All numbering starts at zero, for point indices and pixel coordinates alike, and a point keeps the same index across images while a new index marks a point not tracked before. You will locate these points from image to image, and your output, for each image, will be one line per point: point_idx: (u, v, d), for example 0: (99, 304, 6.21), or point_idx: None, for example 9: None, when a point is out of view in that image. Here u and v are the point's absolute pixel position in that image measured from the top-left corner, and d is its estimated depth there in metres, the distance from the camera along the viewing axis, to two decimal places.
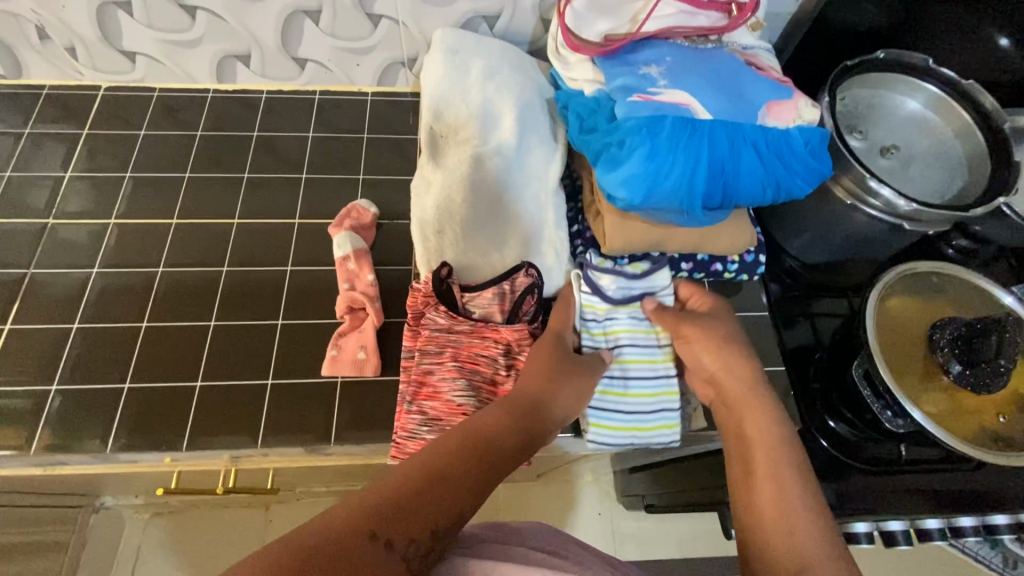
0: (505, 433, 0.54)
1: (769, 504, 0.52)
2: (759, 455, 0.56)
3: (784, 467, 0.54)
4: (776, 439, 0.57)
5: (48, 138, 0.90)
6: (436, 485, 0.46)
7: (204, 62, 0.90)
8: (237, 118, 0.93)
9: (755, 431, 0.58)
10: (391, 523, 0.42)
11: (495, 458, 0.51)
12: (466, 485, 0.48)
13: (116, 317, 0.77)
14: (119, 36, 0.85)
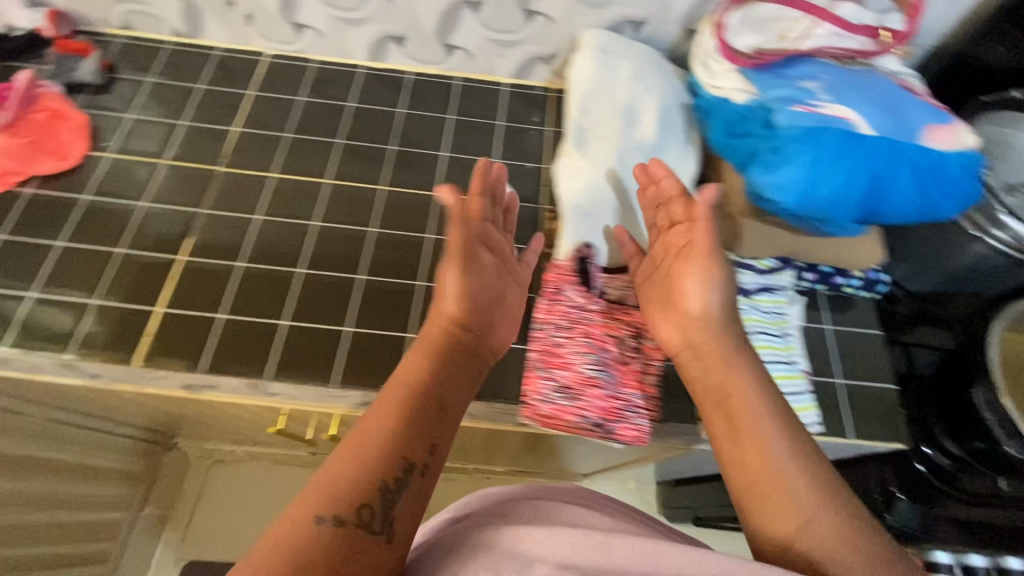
0: (440, 376, 0.54)
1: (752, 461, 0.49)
2: (743, 436, 0.50)
3: (771, 446, 0.49)
4: (757, 413, 0.51)
5: (215, 95, 0.97)
6: (380, 450, 0.46)
7: (363, 39, 0.97)
8: (385, 95, 1.00)
9: (735, 411, 0.52)
10: (340, 504, 0.43)
11: (428, 397, 0.52)
12: (406, 435, 0.48)
13: (276, 261, 0.83)
14: (296, 8, 0.92)
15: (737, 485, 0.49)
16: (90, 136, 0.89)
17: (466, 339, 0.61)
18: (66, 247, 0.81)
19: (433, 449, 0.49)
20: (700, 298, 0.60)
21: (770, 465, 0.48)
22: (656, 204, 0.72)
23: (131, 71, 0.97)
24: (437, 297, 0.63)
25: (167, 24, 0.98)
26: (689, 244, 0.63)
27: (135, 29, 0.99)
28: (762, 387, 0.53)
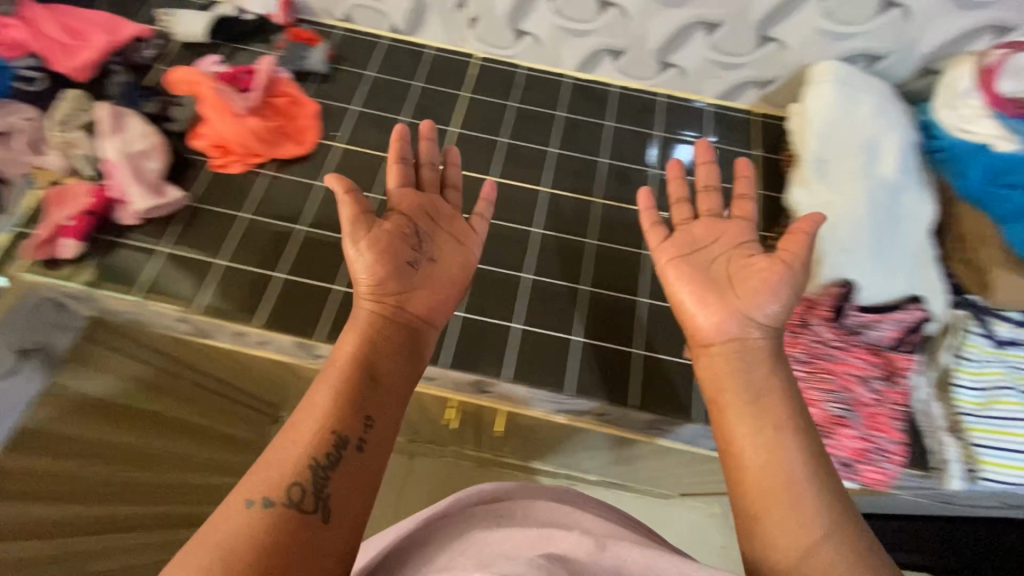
0: (372, 351, 0.59)
1: (762, 476, 0.52)
2: (753, 460, 0.53)
3: (789, 460, 0.52)
4: (782, 441, 0.54)
5: (430, 93, 0.99)
6: (311, 430, 0.51)
7: (578, 50, 0.98)
8: (590, 106, 1.01)
9: (757, 423, 0.55)
10: (272, 488, 0.48)
11: (359, 370, 0.56)
12: (335, 412, 0.53)
13: (504, 264, 0.86)
14: (523, 16, 0.94)
15: (746, 488, 0.52)
16: (322, 125, 0.92)
17: (392, 310, 0.63)
18: (305, 233, 0.84)
19: (367, 421, 0.54)
20: (765, 301, 0.61)
21: (786, 480, 0.51)
22: (710, 185, 0.70)
23: (352, 64, 1.00)
24: (352, 270, 0.64)
25: (387, 20, 1.01)
26: (782, 253, 0.62)
27: (355, 23, 1.02)
28: (797, 402, 0.57)
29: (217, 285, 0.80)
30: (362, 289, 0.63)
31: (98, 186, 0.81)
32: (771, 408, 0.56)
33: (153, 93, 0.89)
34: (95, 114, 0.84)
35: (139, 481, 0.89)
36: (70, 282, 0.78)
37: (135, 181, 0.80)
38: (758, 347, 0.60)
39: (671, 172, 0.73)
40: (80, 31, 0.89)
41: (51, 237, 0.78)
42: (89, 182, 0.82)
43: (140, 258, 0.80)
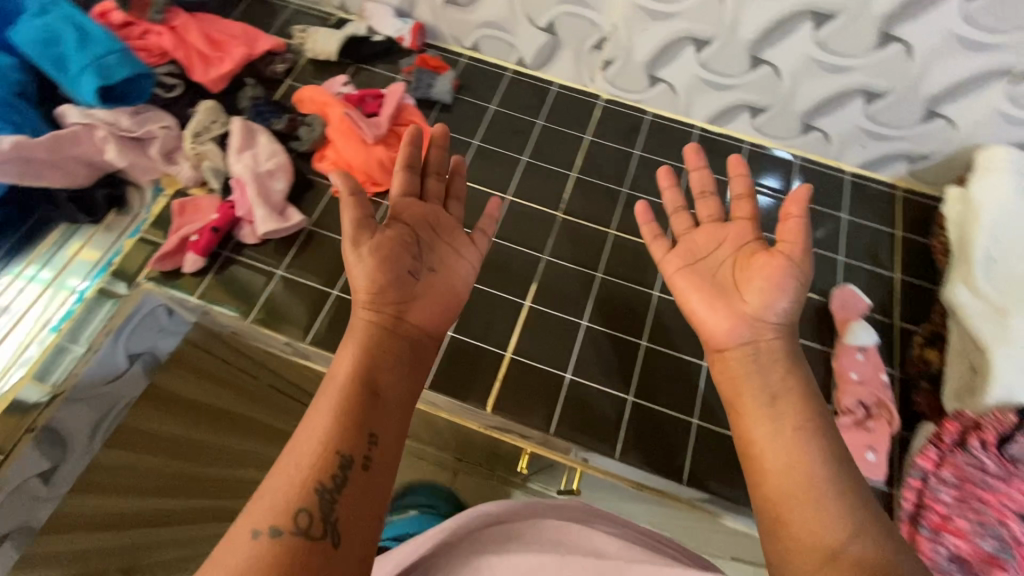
0: (370, 367, 0.57)
1: (777, 465, 0.55)
2: (772, 462, 0.55)
3: (807, 460, 0.54)
4: (808, 448, 0.54)
5: (553, 134, 0.96)
6: (313, 452, 0.51)
7: (715, 102, 0.92)
8: (720, 161, 0.94)
9: (779, 431, 0.56)
10: (278, 515, 0.47)
11: (359, 386, 0.55)
12: (337, 434, 0.52)
13: (619, 328, 0.81)
14: (663, 64, 0.89)
15: (766, 488, 0.54)
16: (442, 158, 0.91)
17: (393, 318, 0.61)
18: None
19: (371, 438, 0.53)
20: (770, 299, 0.61)
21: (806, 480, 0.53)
22: (706, 190, 0.70)
23: (475, 95, 0.97)
24: (351, 278, 0.61)
25: (516, 53, 0.97)
26: (780, 244, 0.61)
27: (481, 52, 1.00)
28: (814, 403, 0.58)
29: (329, 318, 0.77)
30: (361, 300, 0.61)
31: (225, 202, 0.81)
32: (794, 411, 0.57)
33: (281, 109, 0.89)
34: (228, 128, 0.85)
35: (187, 472, 0.83)
36: (190, 295, 0.78)
37: (261, 201, 0.80)
38: (774, 346, 0.61)
39: (664, 179, 0.73)
40: (220, 43, 0.89)
41: (177, 249, 0.79)
42: (215, 197, 0.83)
43: (257, 279, 0.79)
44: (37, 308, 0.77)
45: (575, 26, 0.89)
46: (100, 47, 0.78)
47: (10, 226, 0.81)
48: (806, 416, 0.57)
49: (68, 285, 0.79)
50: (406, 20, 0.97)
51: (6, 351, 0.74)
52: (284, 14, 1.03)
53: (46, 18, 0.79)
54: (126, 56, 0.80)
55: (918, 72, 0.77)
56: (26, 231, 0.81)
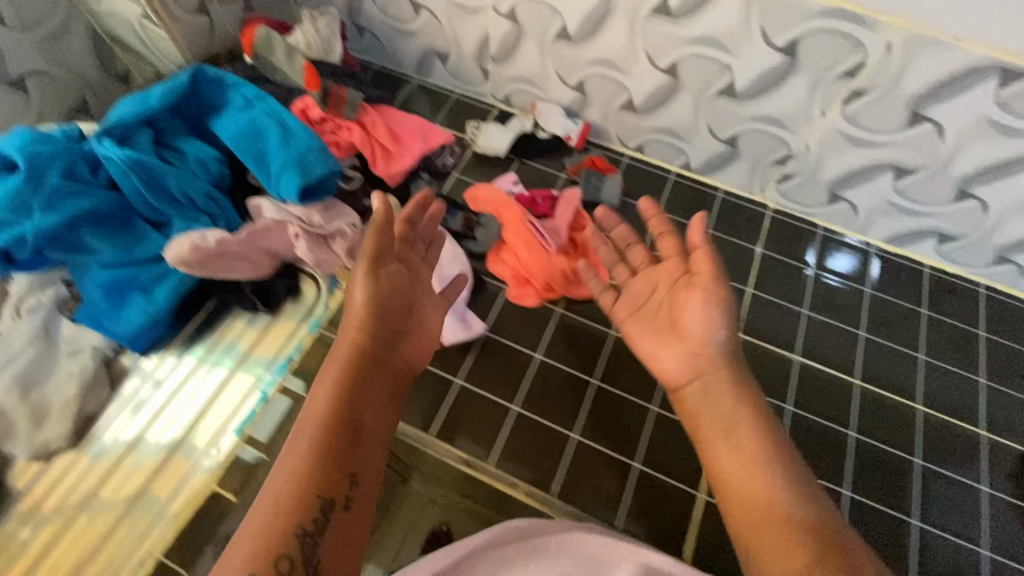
0: (350, 404, 0.58)
1: (743, 491, 0.54)
2: (741, 495, 0.54)
3: (770, 486, 0.53)
4: (767, 475, 0.54)
5: (725, 244, 0.93)
6: (292, 494, 0.50)
7: (897, 225, 0.89)
8: (903, 286, 0.90)
9: (750, 464, 0.55)
10: (257, 559, 0.47)
11: (342, 423, 0.56)
12: (315, 473, 0.52)
13: (820, 471, 0.75)
14: (851, 185, 0.86)
15: (744, 518, 0.53)
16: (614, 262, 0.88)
17: (378, 351, 0.62)
18: (600, 389, 0.79)
19: (351, 475, 0.54)
20: (708, 329, 0.60)
21: (787, 515, 0.51)
22: (630, 241, 0.71)
23: (642, 198, 0.96)
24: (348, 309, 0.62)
25: (686, 159, 0.96)
26: (695, 274, 0.61)
27: (645, 153, 0.99)
28: (766, 425, 0.58)
29: (511, 434, 0.75)
30: (349, 335, 0.61)
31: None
32: (747, 440, 0.57)
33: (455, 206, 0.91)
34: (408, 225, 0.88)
35: None
36: None
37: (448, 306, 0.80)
38: (725, 374, 0.61)
39: (594, 240, 0.74)
40: (401, 138, 0.90)
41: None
42: None
43: (436, 389, 0.78)
44: (222, 398, 0.77)
45: (761, 142, 0.87)
46: (303, 144, 0.80)
47: (187, 312, 0.81)
48: (769, 443, 0.56)
49: (251, 373, 0.78)
50: (575, 120, 0.97)
51: (206, 426, 0.75)
52: (447, 104, 1.05)
53: (251, 112, 0.80)
54: (324, 155, 0.82)
55: None
56: (205, 317, 0.82)
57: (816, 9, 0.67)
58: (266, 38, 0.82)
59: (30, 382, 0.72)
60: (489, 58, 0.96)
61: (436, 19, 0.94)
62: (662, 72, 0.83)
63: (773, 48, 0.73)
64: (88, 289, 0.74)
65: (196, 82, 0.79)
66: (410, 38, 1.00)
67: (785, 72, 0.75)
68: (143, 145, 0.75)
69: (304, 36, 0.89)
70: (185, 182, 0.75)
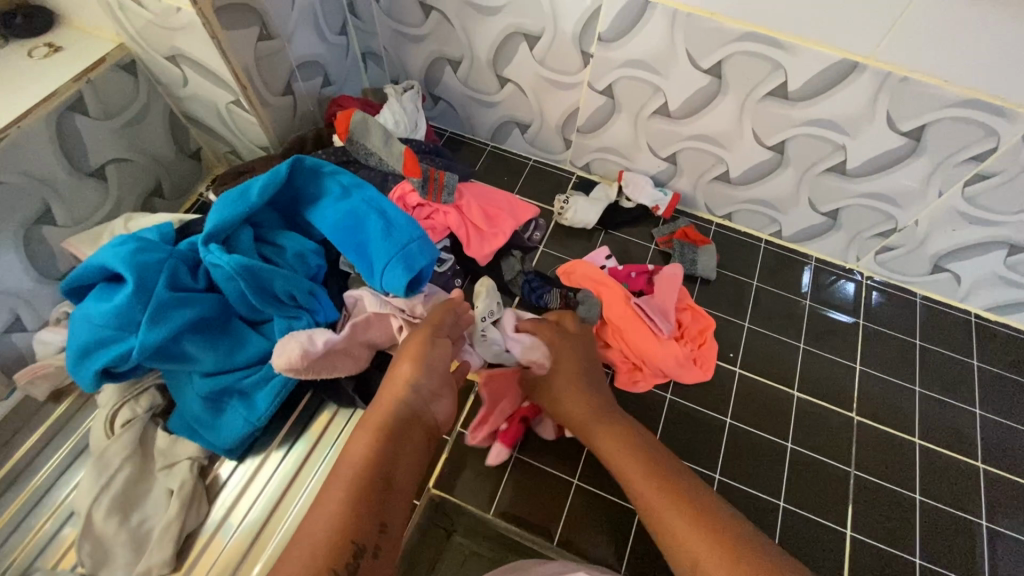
0: (392, 452, 0.56)
1: (660, 504, 0.57)
2: (634, 476, 0.61)
3: (638, 470, 0.61)
4: (647, 444, 0.65)
5: (826, 319, 0.92)
6: (325, 537, 0.48)
7: (1003, 296, 0.88)
8: (1010, 357, 0.89)
9: (627, 464, 0.63)
10: None
11: (378, 474, 0.54)
12: (351, 522, 0.49)
13: (956, 568, 0.74)
14: (957, 259, 0.85)
15: (648, 496, 0.58)
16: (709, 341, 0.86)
17: (420, 402, 0.62)
18: (724, 486, 0.77)
19: (379, 528, 0.51)
20: (576, 388, 0.72)
21: (648, 459, 0.62)
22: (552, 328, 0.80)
23: (736, 271, 0.95)
24: (396, 363, 0.64)
25: (779, 229, 0.95)
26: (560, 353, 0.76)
27: (733, 221, 0.97)
28: (611, 407, 0.71)
29: (635, 537, 0.75)
30: (388, 394, 0.60)
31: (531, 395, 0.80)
32: (625, 442, 0.65)
33: (548, 284, 0.87)
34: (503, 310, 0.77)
35: None
36: (484, 513, 0.76)
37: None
38: (589, 411, 0.70)
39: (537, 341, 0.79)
40: (494, 217, 0.86)
41: (486, 427, 0.78)
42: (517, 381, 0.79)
43: (552, 491, 0.78)
44: None
45: (866, 216, 0.85)
46: (405, 235, 0.75)
47: (282, 410, 0.76)
48: (636, 441, 0.65)
49: None
50: (664, 190, 0.96)
51: None
52: (525, 171, 1.03)
53: (350, 202, 0.75)
54: (426, 244, 0.76)
55: None
56: (301, 413, 0.77)
57: (951, 99, 0.66)
58: (362, 122, 0.79)
59: (128, 506, 0.67)
60: (575, 129, 0.94)
61: (521, 92, 0.92)
62: (768, 150, 0.82)
63: (896, 132, 0.72)
64: (187, 399, 0.70)
65: (293, 172, 0.74)
66: (491, 108, 0.97)
67: (905, 154, 0.74)
68: (245, 245, 0.70)
69: (392, 114, 0.86)
70: (288, 283, 0.71)
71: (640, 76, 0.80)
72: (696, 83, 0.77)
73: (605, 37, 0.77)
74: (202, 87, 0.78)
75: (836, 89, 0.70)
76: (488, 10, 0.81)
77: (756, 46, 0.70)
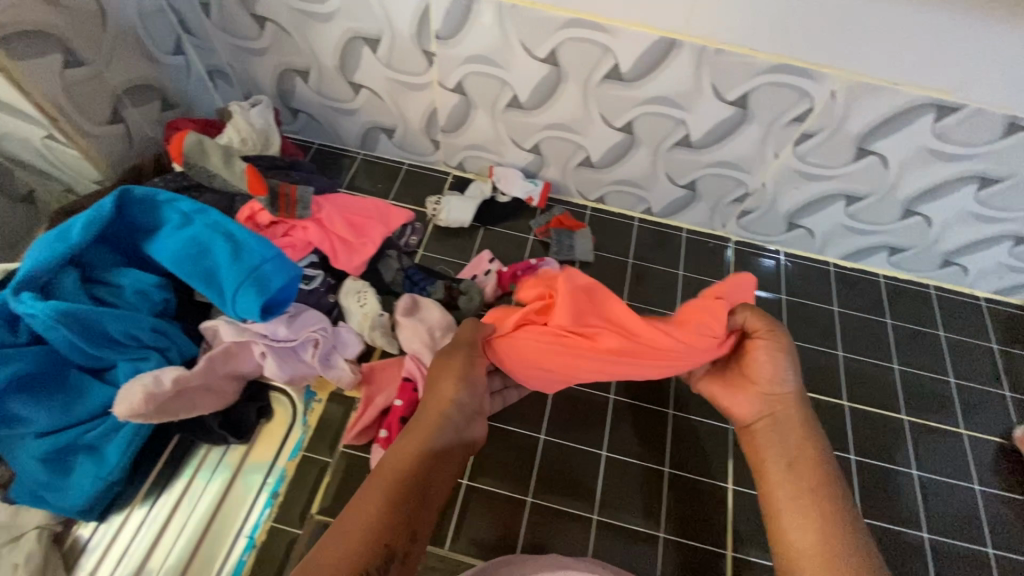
0: (428, 464, 0.60)
1: (817, 543, 0.59)
2: (806, 498, 0.62)
3: (808, 498, 0.62)
4: (830, 469, 0.64)
5: (701, 286, 0.95)
6: (365, 537, 0.51)
7: (854, 244, 0.94)
8: (867, 301, 0.96)
9: (797, 483, 0.63)
10: None
11: (412, 487, 0.57)
12: (387, 524, 0.53)
13: None
14: (806, 215, 0.90)
15: (807, 536, 0.60)
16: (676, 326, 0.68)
17: (456, 419, 0.65)
18: (610, 459, 0.78)
19: (410, 534, 0.54)
20: (775, 376, 0.67)
21: (819, 490, 0.62)
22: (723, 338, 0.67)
23: (613, 251, 0.97)
24: (441, 373, 0.67)
25: (647, 206, 0.97)
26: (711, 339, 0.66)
27: (607, 203, 0.99)
28: (814, 425, 0.67)
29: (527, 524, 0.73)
30: (433, 408, 0.65)
31: (405, 381, 0.75)
32: (810, 457, 0.65)
33: (433, 275, 0.86)
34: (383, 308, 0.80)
35: None
36: None
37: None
38: (791, 420, 0.67)
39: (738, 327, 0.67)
40: (360, 225, 0.83)
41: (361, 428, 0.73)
42: (391, 363, 0.78)
43: None
44: (202, 552, 0.67)
45: (721, 185, 0.89)
46: (256, 255, 0.72)
47: (144, 459, 0.71)
48: (820, 463, 0.64)
49: (244, 491, 0.71)
50: (535, 180, 0.97)
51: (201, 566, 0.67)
52: (400, 175, 1.01)
53: (192, 229, 0.71)
54: (282, 262, 0.73)
55: None
56: (168, 459, 0.72)
57: (764, 66, 0.70)
58: (197, 144, 0.75)
59: None
60: (439, 129, 0.93)
61: (377, 96, 0.90)
62: (619, 131, 0.84)
63: (725, 102, 0.75)
64: (23, 464, 0.64)
65: (122, 205, 0.70)
66: (351, 115, 0.95)
67: (738, 123, 0.78)
68: (70, 290, 0.66)
69: (238, 132, 0.83)
70: (125, 322, 0.67)
71: (485, 71, 0.81)
72: (537, 73, 0.78)
73: (442, 35, 0.77)
74: (9, 124, 0.72)
75: (663, 67, 0.73)
76: (322, 16, 0.79)
77: (583, 32, 0.71)
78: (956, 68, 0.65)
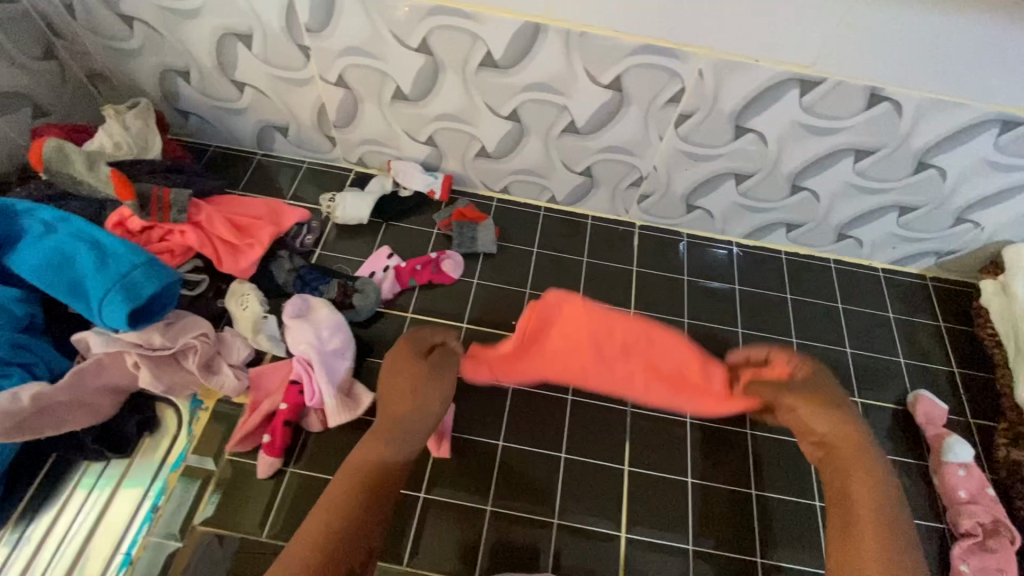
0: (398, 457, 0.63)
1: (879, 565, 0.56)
2: (876, 523, 0.59)
3: (869, 524, 0.59)
4: (896, 499, 0.61)
5: (605, 271, 0.95)
6: (344, 523, 0.54)
7: (752, 222, 0.95)
8: (769, 278, 0.97)
9: (862, 511, 0.60)
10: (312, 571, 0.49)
11: (385, 477, 0.60)
12: (366, 508, 0.56)
13: (732, 475, 0.76)
14: (701, 196, 0.91)
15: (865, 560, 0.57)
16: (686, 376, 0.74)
17: (421, 416, 0.68)
18: (507, 448, 0.76)
19: (383, 519, 0.58)
20: (831, 426, 0.67)
21: (886, 517, 0.59)
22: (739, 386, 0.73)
23: (517, 240, 0.96)
24: (401, 372, 0.72)
25: (550, 194, 0.97)
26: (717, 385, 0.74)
27: (511, 193, 0.99)
28: (889, 467, 0.64)
29: (419, 518, 0.71)
30: (400, 407, 0.68)
31: (290, 384, 0.74)
32: (876, 489, 0.61)
33: (326, 274, 0.84)
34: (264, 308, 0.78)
35: None
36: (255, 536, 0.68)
37: (331, 386, 0.73)
38: (855, 455, 0.65)
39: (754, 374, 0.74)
40: (246, 227, 0.83)
41: (247, 435, 0.72)
42: (277, 366, 0.76)
43: None
44: (82, 566, 0.65)
45: (615, 169, 0.89)
46: (123, 262, 0.69)
47: (16, 480, 0.69)
48: (876, 489, 0.62)
49: (129, 501, 0.69)
50: (435, 173, 0.96)
51: None
52: (299, 175, 0.99)
53: (53, 238, 0.69)
54: (152, 268, 0.70)
55: (949, 190, 0.82)
56: (43, 478, 0.70)
57: (630, 47, 0.70)
58: (58, 151, 0.74)
59: None
60: (331, 125, 0.91)
61: (263, 94, 0.88)
62: (506, 119, 0.83)
63: (600, 85, 0.75)
64: None
65: None
66: (241, 115, 0.92)
67: (617, 106, 0.78)
68: None
69: (110, 137, 0.80)
70: None
71: (364, 64, 0.79)
72: (414, 63, 0.77)
73: (313, 27, 0.75)
74: None
75: (535, 52, 0.72)
76: (190, 13, 0.77)
77: (450, 19, 0.71)
78: (810, 41, 0.66)
